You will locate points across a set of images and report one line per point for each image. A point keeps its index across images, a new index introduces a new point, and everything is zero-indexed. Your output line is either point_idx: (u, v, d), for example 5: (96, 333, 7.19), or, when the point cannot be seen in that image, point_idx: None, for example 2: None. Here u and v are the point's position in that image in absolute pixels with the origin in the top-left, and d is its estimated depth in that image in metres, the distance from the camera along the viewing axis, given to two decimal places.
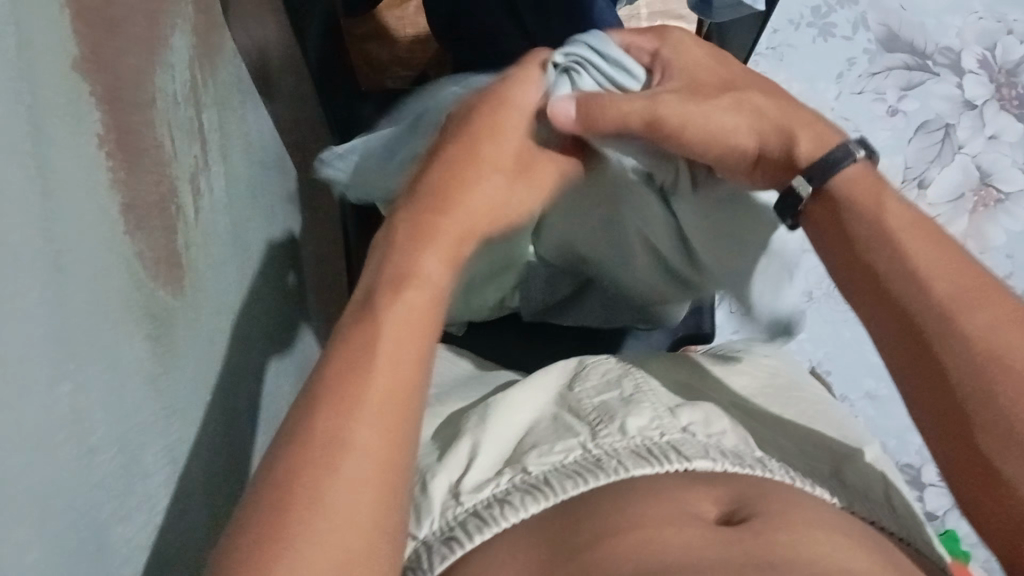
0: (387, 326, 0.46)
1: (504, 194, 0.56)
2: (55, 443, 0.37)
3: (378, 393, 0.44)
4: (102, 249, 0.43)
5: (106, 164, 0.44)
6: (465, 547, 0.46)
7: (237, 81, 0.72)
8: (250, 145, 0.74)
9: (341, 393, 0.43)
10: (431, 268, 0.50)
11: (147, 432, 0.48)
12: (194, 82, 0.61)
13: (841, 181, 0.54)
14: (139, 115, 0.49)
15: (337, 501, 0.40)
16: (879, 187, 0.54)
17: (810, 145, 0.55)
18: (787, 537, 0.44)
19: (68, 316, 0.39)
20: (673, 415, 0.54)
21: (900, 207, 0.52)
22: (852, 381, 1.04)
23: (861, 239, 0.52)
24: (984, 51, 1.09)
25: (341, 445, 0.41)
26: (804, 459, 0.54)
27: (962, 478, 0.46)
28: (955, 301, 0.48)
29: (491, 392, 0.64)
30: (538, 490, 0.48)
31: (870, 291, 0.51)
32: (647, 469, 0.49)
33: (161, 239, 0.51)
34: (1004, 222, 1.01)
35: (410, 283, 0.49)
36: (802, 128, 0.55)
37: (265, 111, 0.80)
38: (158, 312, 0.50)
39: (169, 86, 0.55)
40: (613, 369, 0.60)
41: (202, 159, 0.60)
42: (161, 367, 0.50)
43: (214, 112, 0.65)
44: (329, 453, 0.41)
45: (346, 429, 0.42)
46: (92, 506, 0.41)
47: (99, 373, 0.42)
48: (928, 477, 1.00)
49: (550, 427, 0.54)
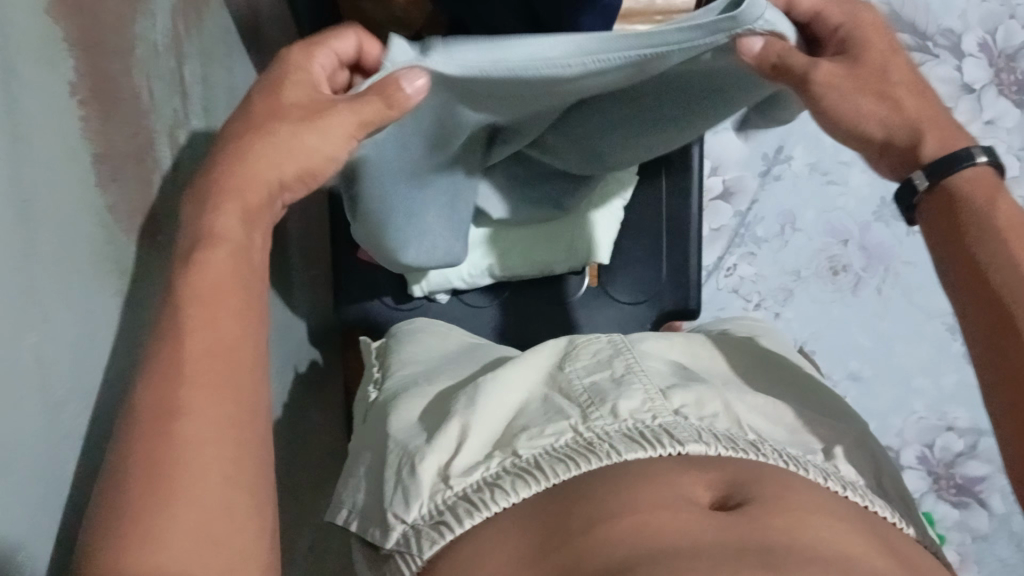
0: (195, 310, 0.43)
1: (291, 136, 0.49)
2: (19, 400, 0.36)
3: (211, 336, 0.43)
4: (74, 202, 0.41)
5: (79, 114, 0.42)
6: (454, 532, 0.46)
7: (224, 33, 0.70)
8: (235, 99, 0.72)
9: (163, 380, 0.40)
10: (227, 227, 0.46)
11: (116, 390, 0.46)
12: (178, 29, 0.58)
13: (960, 181, 0.51)
14: (118, 62, 0.47)
15: (190, 500, 0.38)
16: (995, 187, 0.51)
17: (935, 145, 0.52)
18: (782, 523, 0.43)
19: (35, 272, 0.37)
20: (665, 396, 0.53)
21: (1013, 208, 0.50)
22: (838, 361, 1.03)
23: (969, 229, 0.50)
24: (986, 34, 1.05)
25: (180, 437, 0.39)
26: (793, 439, 0.53)
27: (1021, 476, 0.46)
28: None
29: (481, 369, 0.62)
30: (528, 474, 0.48)
31: (971, 286, 0.50)
32: (640, 454, 0.48)
33: (135, 191, 0.49)
34: None
35: (210, 245, 0.45)
36: (936, 129, 0.52)
37: (250, 63, 0.77)
38: (130, 267, 0.48)
39: (152, 36, 0.53)
40: (603, 348, 0.59)
41: (184, 112, 0.58)
42: (133, 325, 0.48)
43: (197, 62, 0.62)
44: (164, 454, 0.38)
45: (179, 418, 0.40)
46: (56, 466, 0.39)
47: (66, 330, 0.40)
48: (907, 460, 1.02)
49: (541, 409, 0.53)
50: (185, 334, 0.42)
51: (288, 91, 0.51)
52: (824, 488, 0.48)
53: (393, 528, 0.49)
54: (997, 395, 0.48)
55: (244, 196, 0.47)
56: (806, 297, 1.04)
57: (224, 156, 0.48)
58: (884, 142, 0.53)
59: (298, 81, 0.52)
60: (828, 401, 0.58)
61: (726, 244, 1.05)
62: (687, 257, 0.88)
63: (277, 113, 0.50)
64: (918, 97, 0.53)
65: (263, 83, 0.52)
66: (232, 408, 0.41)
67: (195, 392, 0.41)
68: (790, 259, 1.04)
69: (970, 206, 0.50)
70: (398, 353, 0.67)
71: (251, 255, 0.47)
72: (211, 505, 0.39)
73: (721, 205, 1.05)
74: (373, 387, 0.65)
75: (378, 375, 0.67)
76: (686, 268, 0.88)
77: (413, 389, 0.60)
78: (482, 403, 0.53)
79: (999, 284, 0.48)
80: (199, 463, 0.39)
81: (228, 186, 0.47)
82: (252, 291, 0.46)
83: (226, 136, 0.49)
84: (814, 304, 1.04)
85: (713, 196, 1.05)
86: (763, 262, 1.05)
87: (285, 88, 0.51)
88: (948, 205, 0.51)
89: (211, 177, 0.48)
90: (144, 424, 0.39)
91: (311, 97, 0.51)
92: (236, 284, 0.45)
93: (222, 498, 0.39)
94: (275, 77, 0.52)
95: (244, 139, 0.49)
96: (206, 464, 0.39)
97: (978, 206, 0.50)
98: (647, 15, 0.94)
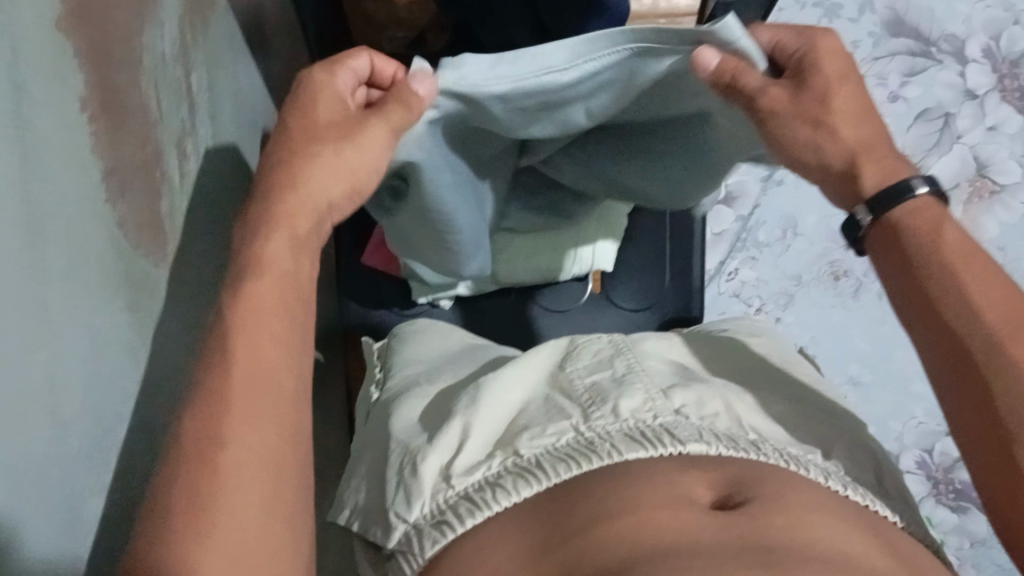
0: (241, 334, 0.43)
1: (333, 156, 0.50)
2: (30, 415, 0.36)
3: (252, 359, 0.43)
4: (84, 215, 0.41)
5: (88, 127, 0.42)
6: (456, 531, 0.46)
7: (229, 39, 0.70)
8: (239, 106, 0.72)
9: (206, 407, 0.41)
10: (277, 251, 0.47)
11: (124, 403, 0.46)
12: (184, 38, 0.58)
13: (905, 212, 0.50)
14: (127, 75, 0.47)
15: (225, 530, 0.38)
16: (941, 215, 0.49)
17: (875, 176, 0.51)
18: (782, 522, 0.43)
19: (45, 285, 0.37)
20: (666, 396, 0.53)
21: (961, 234, 0.48)
22: (838, 367, 1.03)
23: (915, 259, 0.49)
24: (989, 40, 1.05)
25: (220, 467, 0.39)
26: (794, 439, 0.53)
27: (996, 499, 0.45)
28: (1009, 325, 0.45)
29: (483, 369, 0.62)
30: (530, 474, 0.48)
31: (924, 319, 0.48)
32: (641, 453, 0.48)
33: (143, 203, 0.49)
34: (999, 214, 1.02)
35: (258, 272, 0.45)
36: (872, 159, 0.51)
37: (255, 68, 0.77)
38: (138, 278, 0.48)
39: (159, 45, 0.53)
40: (605, 349, 0.59)
41: (190, 121, 0.58)
42: (141, 337, 0.48)
43: (203, 70, 0.62)
44: (202, 485, 0.38)
45: (220, 446, 0.40)
46: (68, 481, 0.39)
47: (76, 344, 0.40)
48: (906, 464, 1.01)
49: (542, 408, 0.53)
50: (231, 360, 0.42)
51: (321, 109, 0.52)
52: (824, 486, 0.49)
53: (395, 528, 0.49)
54: (966, 426, 0.46)
55: (294, 222, 0.48)
56: (808, 303, 1.04)
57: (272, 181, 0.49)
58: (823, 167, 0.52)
59: (325, 95, 0.52)
60: (828, 402, 0.58)
61: (728, 248, 1.06)
62: (690, 260, 0.89)
63: (314, 134, 0.51)
64: (858, 122, 0.51)
65: (292, 102, 0.52)
66: (272, 435, 0.41)
67: (238, 419, 0.41)
68: (791, 263, 1.05)
69: (915, 238, 0.49)
70: (400, 352, 0.67)
71: (292, 281, 0.47)
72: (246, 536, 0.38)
73: (723, 209, 1.06)
74: (375, 387, 0.65)
75: (380, 375, 0.67)
76: (689, 271, 0.89)
77: (414, 389, 0.60)
78: (483, 402, 0.53)
79: (950, 317, 0.47)
80: (240, 489, 0.39)
81: (272, 216, 0.48)
82: (294, 312, 0.46)
83: (268, 162, 0.50)
84: (816, 309, 1.04)
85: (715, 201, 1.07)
86: (764, 267, 1.05)
87: (317, 106, 0.52)
88: (898, 239, 0.50)
89: (260, 204, 0.48)
90: (186, 452, 0.39)
91: (341, 115, 0.52)
92: (277, 307, 0.45)
93: (257, 529, 0.39)
94: (304, 96, 0.52)
95: (290, 162, 0.50)
96: (247, 490, 0.39)
97: (922, 239, 0.49)
98: (652, 19, 0.94)
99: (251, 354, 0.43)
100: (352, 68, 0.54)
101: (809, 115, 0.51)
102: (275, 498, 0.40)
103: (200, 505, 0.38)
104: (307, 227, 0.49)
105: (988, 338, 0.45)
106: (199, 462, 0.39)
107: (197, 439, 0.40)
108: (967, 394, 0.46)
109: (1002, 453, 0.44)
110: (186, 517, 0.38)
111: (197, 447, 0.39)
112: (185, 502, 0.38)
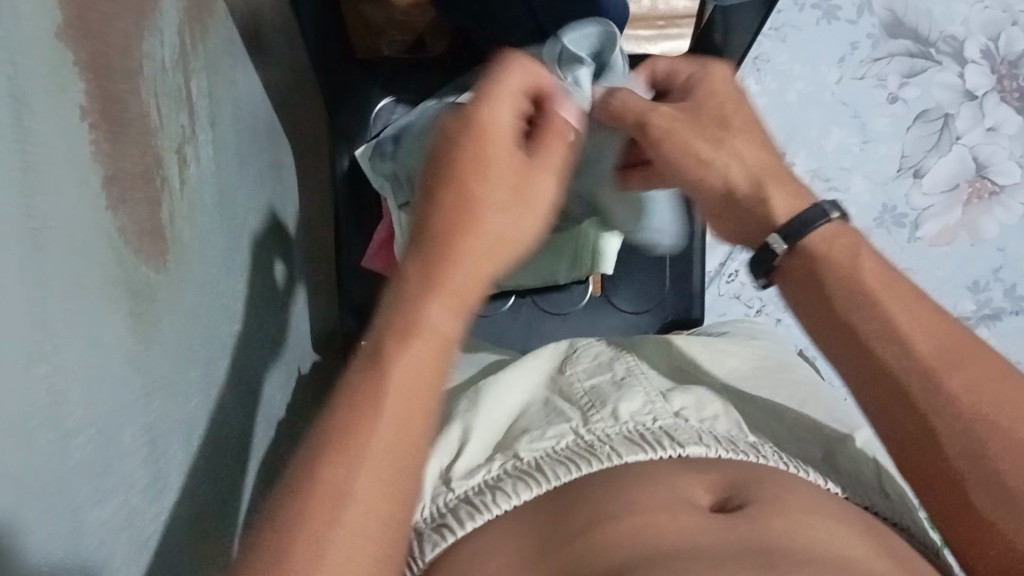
0: (386, 390, 0.38)
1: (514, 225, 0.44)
2: (32, 425, 0.36)
3: (401, 381, 0.39)
4: (84, 223, 0.41)
5: (89, 135, 0.42)
6: (456, 535, 0.46)
7: (228, 46, 0.70)
8: (239, 110, 0.72)
9: (338, 458, 0.37)
10: (439, 317, 0.40)
11: (127, 411, 0.46)
12: (183, 45, 0.58)
13: (816, 241, 0.50)
14: (126, 83, 0.47)
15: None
16: (850, 239, 0.50)
17: (785, 207, 0.52)
18: (782, 525, 0.43)
19: (47, 293, 0.37)
20: (666, 399, 0.53)
21: (877, 267, 0.49)
22: (838, 368, 1.03)
23: (835, 299, 0.49)
24: (988, 41, 1.05)
25: (337, 520, 0.35)
26: (794, 442, 0.53)
27: (950, 527, 0.45)
28: (940, 359, 0.45)
29: (482, 372, 0.63)
30: (530, 477, 0.48)
31: (850, 351, 0.49)
32: (641, 456, 0.48)
33: (144, 211, 0.49)
34: (998, 213, 1.03)
35: (413, 335, 0.40)
36: (777, 186, 0.53)
37: (254, 73, 0.77)
38: (140, 285, 0.48)
39: (158, 52, 0.53)
40: (604, 352, 0.59)
41: (190, 128, 0.58)
42: (143, 345, 0.48)
43: (203, 76, 0.62)
44: (314, 537, 0.35)
45: (344, 501, 0.36)
46: (70, 490, 0.39)
47: (79, 351, 0.40)
48: None
49: (542, 412, 0.53)
50: (374, 413, 0.38)
51: (498, 158, 0.44)
52: (823, 488, 0.49)
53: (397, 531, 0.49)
54: (905, 456, 0.46)
55: (461, 289, 0.41)
56: None
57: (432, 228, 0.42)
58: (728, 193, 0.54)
59: (499, 132, 0.45)
60: (825, 404, 0.59)
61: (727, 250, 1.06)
62: (689, 265, 0.89)
63: (495, 185, 0.44)
64: (758, 149, 0.54)
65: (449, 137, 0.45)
66: (389, 499, 0.37)
67: (370, 476, 0.37)
68: None
69: (830, 271, 0.50)
70: None
71: (452, 346, 0.41)
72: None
73: None
74: None
75: None
76: (689, 278, 0.89)
77: None
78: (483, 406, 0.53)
79: (875, 348, 0.47)
80: (351, 520, 0.36)
81: (439, 275, 0.41)
82: (450, 358, 0.41)
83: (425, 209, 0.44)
84: None
85: None
86: None
87: (492, 154, 0.44)
88: (815, 271, 0.50)
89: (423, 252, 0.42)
90: (309, 498, 0.35)
91: (514, 162, 0.45)
92: (434, 357, 0.40)
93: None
94: (476, 138, 0.45)
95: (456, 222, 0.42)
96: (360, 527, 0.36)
97: (842, 273, 0.49)
98: (651, 21, 0.94)
99: (409, 387, 0.39)
100: (511, 88, 0.47)
101: (707, 133, 0.54)
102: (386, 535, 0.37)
103: (306, 530, 0.35)
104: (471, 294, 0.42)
105: (919, 365, 0.46)
106: (319, 481, 0.36)
107: (327, 455, 0.37)
108: (900, 423, 0.46)
109: (940, 476, 0.45)
110: (291, 535, 0.35)
111: (326, 469, 0.36)
112: (299, 526, 0.35)
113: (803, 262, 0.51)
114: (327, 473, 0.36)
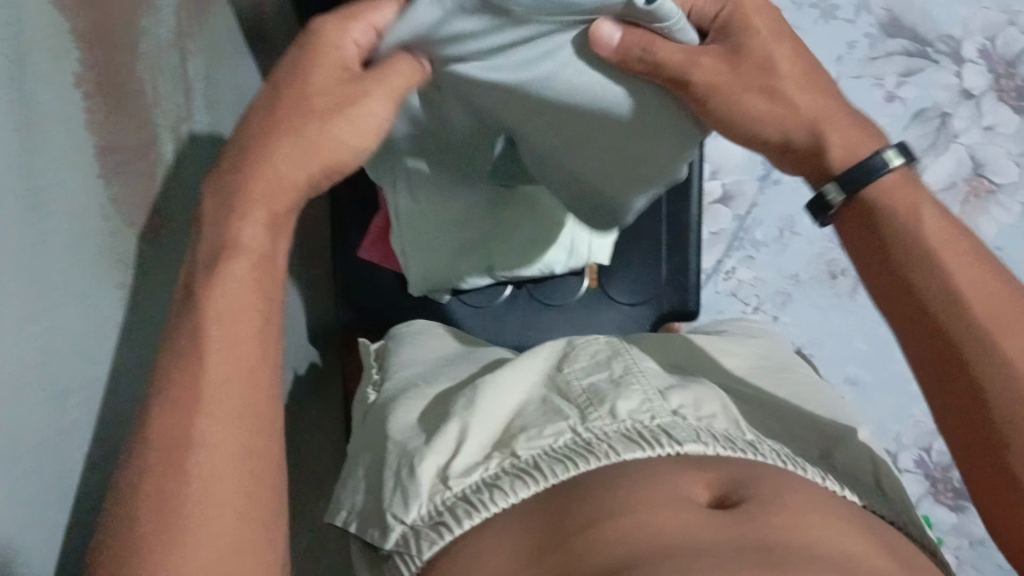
0: (209, 326, 0.42)
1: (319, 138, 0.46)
2: (18, 384, 0.36)
3: (221, 324, 0.42)
4: (76, 192, 0.42)
5: (84, 104, 0.42)
6: (453, 533, 0.46)
7: (228, 31, 0.70)
8: (239, 97, 0.72)
9: (178, 403, 0.40)
10: (253, 235, 0.45)
11: (116, 380, 0.46)
12: (183, 25, 0.58)
13: (877, 190, 0.49)
14: (125, 56, 0.47)
15: (202, 530, 0.38)
16: (915, 186, 0.50)
17: (840, 152, 0.50)
18: (781, 521, 0.43)
19: (36, 256, 0.38)
20: (664, 397, 0.53)
21: (938, 218, 0.49)
22: (835, 366, 1.03)
23: (893, 253, 0.49)
24: (985, 41, 1.05)
25: (189, 463, 0.39)
26: (793, 441, 0.53)
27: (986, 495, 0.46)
28: (996, 319, 0.46)
29: (479, 370, 0.62)
30: (528, 475, 0.48)
31: (903, 309, 0.49)
32: (639, 454, 0.48)
33: (140, 184, 0.49)
34: (995, 214, 1.02)
35: (232, 259, 0.44)
36: (834, 131, 0.50)
37: (256, 64, 0.78)
38: (134, 258, 0.48)
39: (157, 28, 0.53)
40: (603, 350, 0.59)
41: (188, 107, 0.58)
42: (135, 315, 0.48)
43: (202, 58, 0.62)
44: (174, 485, 0.38)
45: (192, 446, 0.40)
46: (54, 452, 0.40)
47: (68, 318, 0.41)
48: (905, 464, 1.00)
49: (539, 410, 0.53)
50: (204, 365, 0.41)
51: (327, 79, 0.46)
52: (822, 487, 0.49)
53: (392, 529, 0.48)
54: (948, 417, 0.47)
55: (272, 201, 0.45)
56: (805, 302, 1.04)
57: (250, 142, 0.46)
58: (784, 143, 0.51)
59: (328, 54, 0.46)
60: (827, 405, 0.58)
61: (725, 247, 1.06)
62: (686, 258, 0.88)
63: (312, 107, 0.46)
64: (813, 93, 0.50)
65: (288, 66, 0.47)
66: (241, 433, 0.41)
67: (208, 415, 0.40)
68: (788, 263, 1.04)
69: (897, 223, 0.49)
70: (397, 355, 0.67)
71: (270, 267, 0.45)
72: (221, 534, 0.39)
73: (720, 209, 1.06)
74: (372, 389, 0.65)
75: (377, 377, 0.67)
76: (685, 270, 0.88)
77: (411, 390, 0.60)
78: (480, 403, 0.53)
79: (936, 311, 0.47)
80: (201, 458, 0.39)
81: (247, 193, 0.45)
82: (269, 289, 0.45)
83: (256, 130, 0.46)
84: (813, 308, 1.04)
85: (712, 200, 1.06)
86: (762, 266, 1.05)
87: (320, 72, 0.46)
88: (873, 217, 0.50)
89: (239, 156, 0.46)
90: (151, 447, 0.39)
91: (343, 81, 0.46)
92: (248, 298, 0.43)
93: (230, 532, 0.39)
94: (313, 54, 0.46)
95: (280, 127, 0.46)
96: (211, 467, 0.40)
97: (903, 225, 0.49)
98: None
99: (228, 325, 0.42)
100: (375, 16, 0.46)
101: (756, 87, 0.49)
102: (244, 474, 0.40)
103: (166, 475, 0.39)
104: (286, 207, 0.46)
105: (974, 325, 0.46)
106: (162, 423, 0.40)
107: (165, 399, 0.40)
108: (946, 374, 0.47)
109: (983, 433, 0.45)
110: (159, 482, 0.38)
111: (167, 411, 0.40)
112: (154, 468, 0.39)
113: (856, 213, 0.51)
114: (166, 417, 0.40)
